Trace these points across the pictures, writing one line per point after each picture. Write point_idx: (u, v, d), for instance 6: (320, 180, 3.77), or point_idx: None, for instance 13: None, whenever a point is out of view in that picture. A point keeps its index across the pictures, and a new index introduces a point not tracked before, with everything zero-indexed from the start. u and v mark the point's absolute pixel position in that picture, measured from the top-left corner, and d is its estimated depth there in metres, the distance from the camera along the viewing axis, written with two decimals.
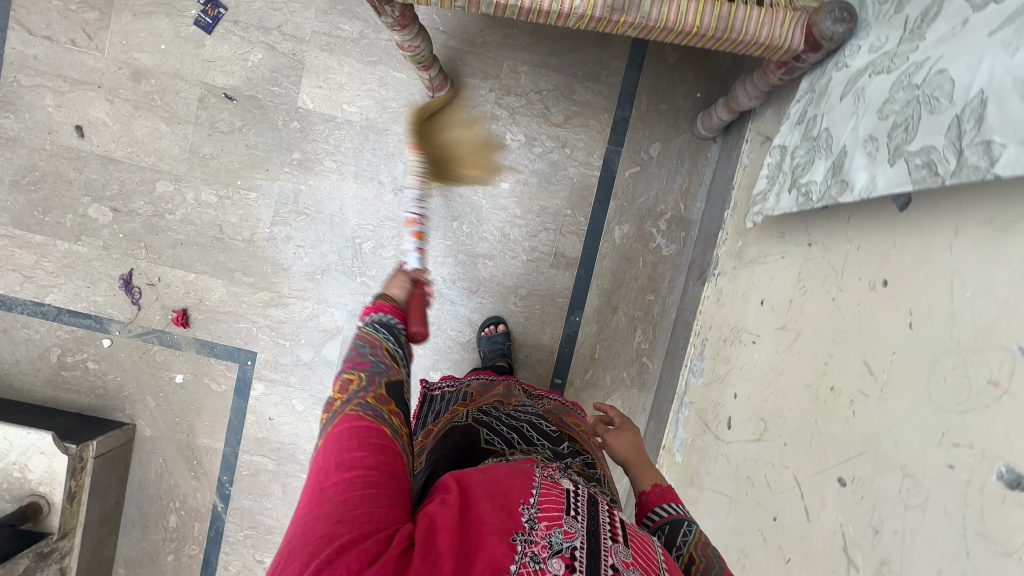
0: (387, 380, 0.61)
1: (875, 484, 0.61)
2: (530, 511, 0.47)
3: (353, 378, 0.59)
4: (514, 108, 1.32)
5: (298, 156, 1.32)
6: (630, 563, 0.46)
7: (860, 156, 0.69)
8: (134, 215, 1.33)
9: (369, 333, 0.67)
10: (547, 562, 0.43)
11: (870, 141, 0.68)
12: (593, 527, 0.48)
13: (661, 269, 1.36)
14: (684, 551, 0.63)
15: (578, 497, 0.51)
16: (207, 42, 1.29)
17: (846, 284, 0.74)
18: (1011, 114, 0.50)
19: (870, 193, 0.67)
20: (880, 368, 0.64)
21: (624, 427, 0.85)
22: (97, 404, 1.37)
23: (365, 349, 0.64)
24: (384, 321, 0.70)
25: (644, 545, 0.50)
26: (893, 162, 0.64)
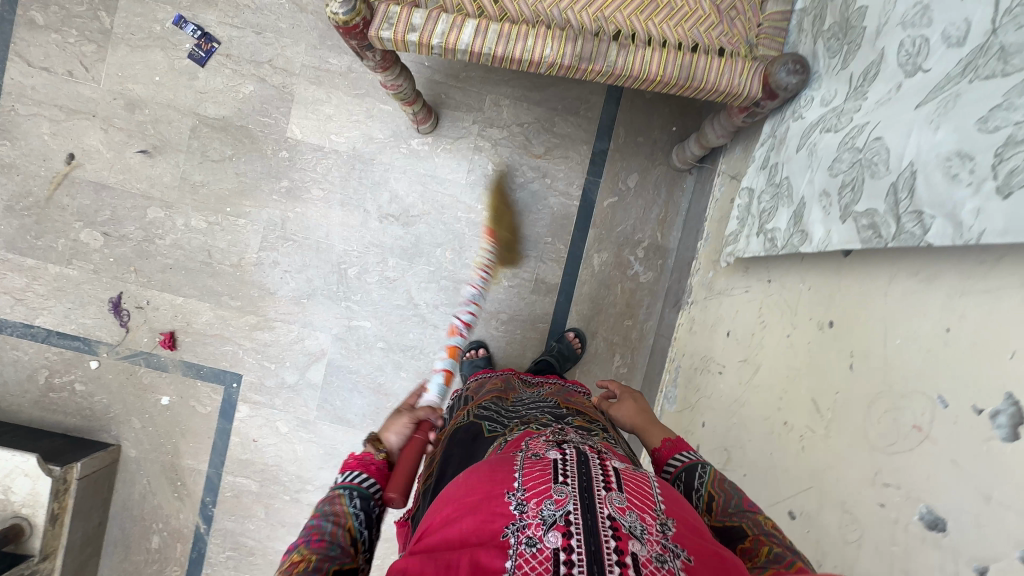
0: (338, 569, 0.54)
1: (819, 519, 0.64)
2: (516, 496, 0.50)
3: (300, 561, 0.53)
4: (496, 140, 1.36)
5: (287, 184, 1.36)
6: (625, 508, 0.50)
7: (816, 210, 0.72)
8: (125, 240, 1.36)
9: (337, 501, 0.60)
10: (544, 538, 0.46)
11: (824, 197, 0.71)
12: (584, 484, 0.51)
13: (639, 295, 1.40)
14: (701, 492, 0.63)
15: (565, 463, 0.54)
16: (200, 74, 1.34)
17: (800, 322, 0.78)
18: (938, 187, 0.53)
19: (825, 246, 0.69)
20: (826, 407, 0.68)
21: (623, 395, 0.88)
22: (84, 425, 1.39)
23: (327, 522, 0.57)
24: (360, 488, 0.62)
25: (638, 484, 0.53)
26: (844, 221, 0.66)
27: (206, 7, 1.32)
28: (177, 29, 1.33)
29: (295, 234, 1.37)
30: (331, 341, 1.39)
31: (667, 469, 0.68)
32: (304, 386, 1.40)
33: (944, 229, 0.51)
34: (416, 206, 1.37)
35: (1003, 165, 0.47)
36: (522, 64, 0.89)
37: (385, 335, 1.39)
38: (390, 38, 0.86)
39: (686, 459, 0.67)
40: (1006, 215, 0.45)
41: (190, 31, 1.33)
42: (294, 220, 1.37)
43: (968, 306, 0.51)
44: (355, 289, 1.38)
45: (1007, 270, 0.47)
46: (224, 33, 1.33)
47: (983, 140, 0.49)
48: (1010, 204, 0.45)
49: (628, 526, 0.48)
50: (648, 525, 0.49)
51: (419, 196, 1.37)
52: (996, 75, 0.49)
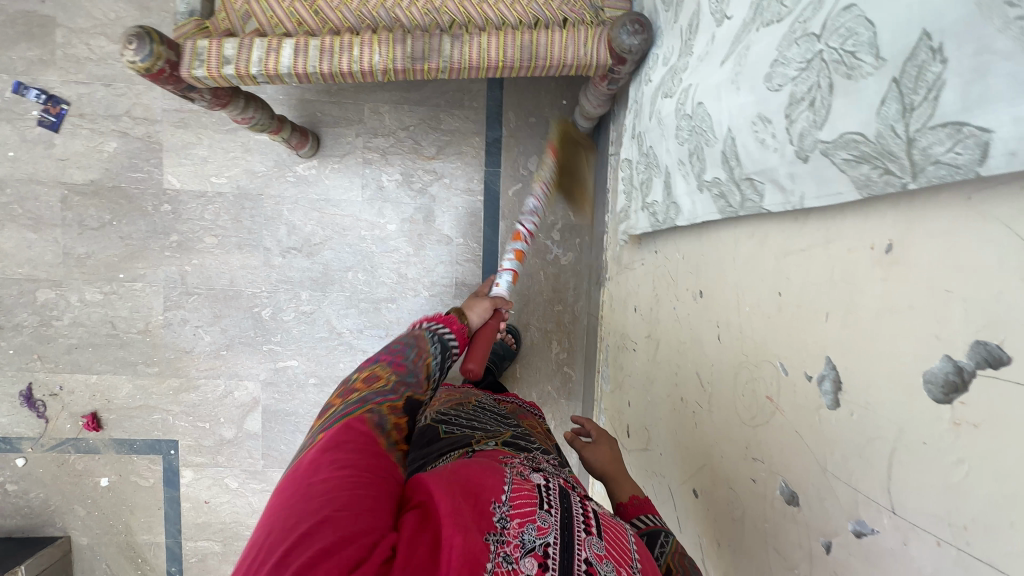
0: (410, 394, 0.56)
1: (713, 497, 0.62)
2: (501, 509, 0.41)
3: (381, 375, 0.56)
4: (384, 149, 1.30)
5: (177, 238, 1.29)
6: (604, 557, 0.41)
7: (679, 179, 0.66)
8: (20, 328, 1.29)
9: (420, 338, 0.63)
10: (519, 562, 0.38)
11: (680, 167, 0.64)
12: (568, 519, 0.42)
13: (564, 278, 1.37)
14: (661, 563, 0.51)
15: (551, 488, 0.46)
16: (56, 140, 1.25)
17: (680, 293, 0.75)
18: (754, 153, 0.48)
19: (692, 219, 0.63)
20: (707, 381, 0.65)
21: (601, 441, 0.72)
22: (26, 523, 1.34)
23: (409, 351, 0.61)
24: (440, 335, 0.66)
25: (618, 534, 0.45)
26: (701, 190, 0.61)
27: (44, 67, 1.23)
28: (18, 96, 1.23)
29: (198, 286, 1.31)
30: (261, 388, 1.35)
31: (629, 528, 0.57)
32: (245, 438, 1.36)
33: (774, 196, 0.47)
34: (317, 233, 1.31)
35: (794, 126, 0.43)
36: (353, 74, 0.83)
37: (314, 370, 1.35)
38: (205, 75, 0.80)
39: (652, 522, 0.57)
40: (813, 178, 0.41)
41: (34, 97, 1.23)
42: (193, 272, 1.30)
43: (792, 267, 0.48)
44: (273, 330, 1.33)
45: (814, 228, 0.44)
46: (70, 92, 1.24)
47: (774, 98, 0.45)
48: (811, 167, 0.41)
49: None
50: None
51: (318, 223, 1.31)
52: (776, 22, 0.45)
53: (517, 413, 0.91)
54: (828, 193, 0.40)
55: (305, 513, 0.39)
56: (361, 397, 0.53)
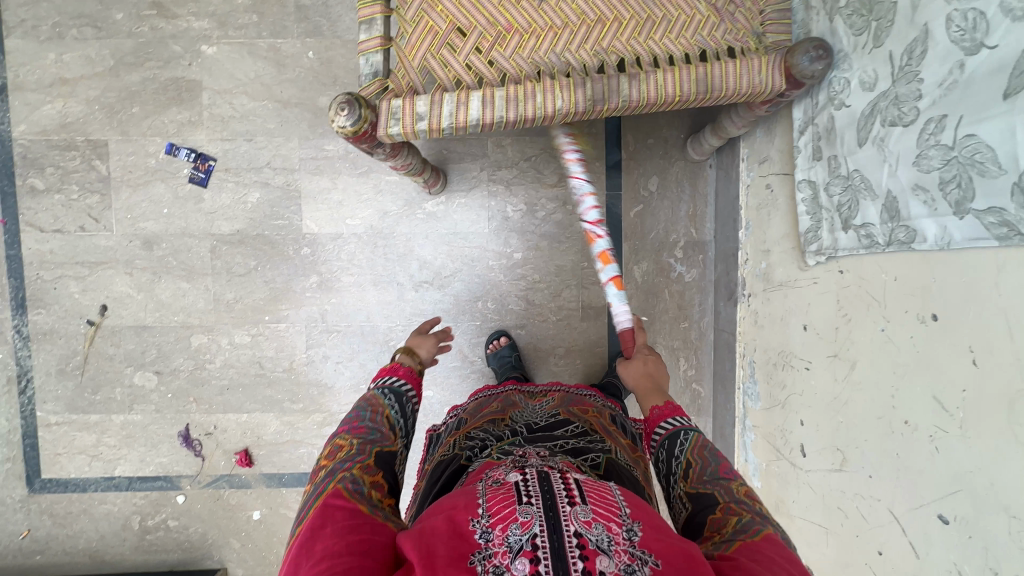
0: (377, 449, 0.77)
1: (981, 525, 0.62)
2: (482, 523, 0.53)
3: (345, 445, 0.76)
4: (508, 181, 1.34)
5: (316, 279, 1.35)
6: (592, 521, 0.52)
7: (917, 205, 0.67)
8: (176, 373, 1.37)
9: (375, 399, 0.86)
10: (511, 566, 0.49)
11: (922, 192, 0.65)
12: (549, 503, 0.53)
13: (689, 295, 1.37)
14: (682, 459, 0.75)
15: (527, 484, 0.57)
16: (205, 194, 1.33)
17: (893, 315, 0.74)
18: None
19: (946, 244, 0.64)
20: (955, 406, 0.64)
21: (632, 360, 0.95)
22: (187, 557, 1.41)
23: (366, 414, 0.82)
24: (393, 388, 0.89)
25: (601, 495, 0.56)
26: (960, 216, 0.61)
27: (192, 128, 1.31)
28: (171, 157, 1.32)
29: (337, 324, 1.36)
30: None
31: (656, 434, 0.82)
32: None
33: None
34: (447, 266, 1.35)
35: None
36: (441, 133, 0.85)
37: (448, 399, 1.38)
38: (400, 132, 0.84)
39: (672, 428, 0.80)
40: None
41: (184, 156, 1.32)
42: (333, 311, 1.36)
43: None
44: None
45: None
46: (217, 149, 1.32)
47: None
48: None
49: (594, 541, 0.50)
50: (614, 535, 0.51)
51: (448, 256, 1.35)
52: None
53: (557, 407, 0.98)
54: None
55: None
56: (331, 470, 0.72)
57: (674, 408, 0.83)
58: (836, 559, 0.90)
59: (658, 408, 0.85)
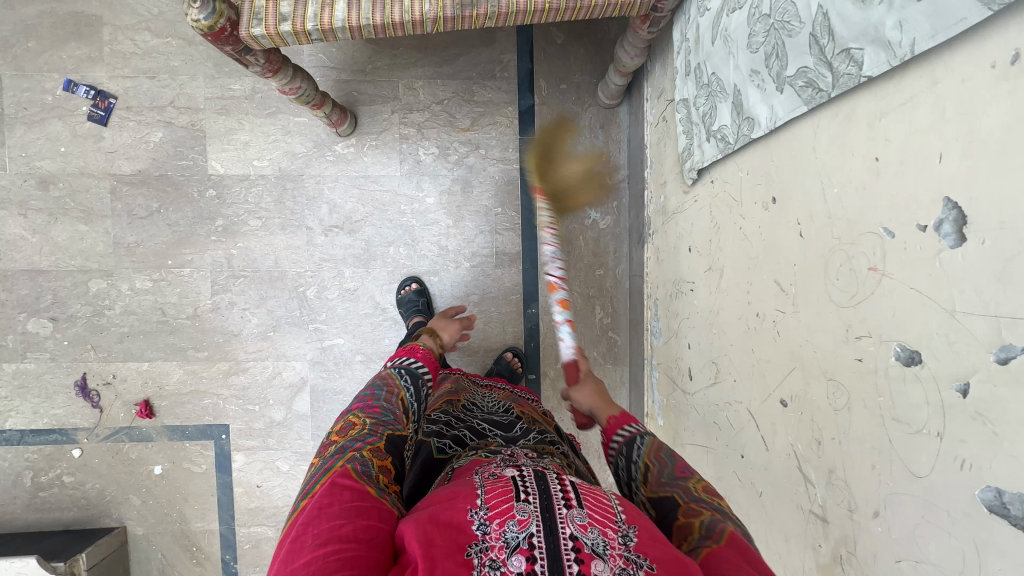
0: (390, 431, 0.69)
1: (808, 398, 0.61)
2: (479, 515, 0.46)
3: (357, 423, 0.68)
4: (420, 124, 1.32)
5: (222, 222, 1.31)
6: (588, 525, 0.46)
7: (753, 91, 0.67)
8: (74, 319, 1.31)
9: (390, 379, 0.81)
10: (507, 563, 0.43)
11: (755, 76, 0.66)
12: (545, 503, 0.48)
13: (603, 242, 1.37)
14: (639, 462, 0.65)
15: (524, 481, 0.51)
16: (105, 133, 1.29)
17: (747, 210, 0.74)
18: (853, 19, 0.49)
19: (774, 124, 0.64)
20: (788, 283, 0.64)
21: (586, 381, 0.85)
22: (83, 515, 1.35)
23: (381, 395, 0.76)
24: (408, 369, 0.84)
25: (598, 497, 0.50)
26: (782, 90, 0.62)
27: (93, 64, 1.27)
28: (69, 94, 1.27)
29: (244, 269, 1.32)
30: (309, 368, 1.35)
31: (614, 441, 0.70)
32: (294, 419, 1.36)
33: (876, 56, 0.47)
34: (357, 210, 1.33)
35: None
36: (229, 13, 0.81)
37: (360, 347, 1.35)
38: (263, 34, 0.82)
39: (628, 434, 0.70)
40: (928, 17, 0.41)
41: (83, 93, 1.27)
42: (239, 256, 1.32)
43: (891, 126, 0.47)
44: (318, 309, 1.34)
45: (915, 75, 0.44)
46: (118, 86, 1.28)
47: None
48: (926, 6, 0.41)
49: (590, 545, 0.44)
50: (611, 540, 0.45)
51: (358, 200, 1.33)
52: None
53: (510, 400, 0.99)
54: (947, 25, 0.40)
55: (307, 542, 0.49)
56: (338, 448, 0.64)
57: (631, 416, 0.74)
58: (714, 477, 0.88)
59: (616, 416, 0.75)
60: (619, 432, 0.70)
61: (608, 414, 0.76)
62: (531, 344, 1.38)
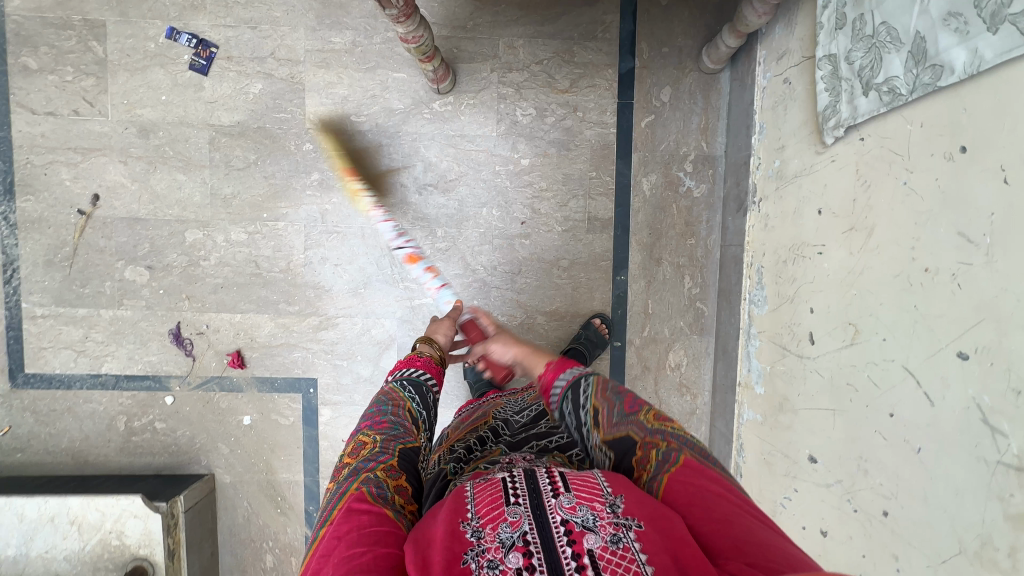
0: (403, 448, 0.71)
1: (1005, 348, 0.60)
2: (471, 525, 0.50)
3: (368, 442, 0.70)
4: (518, 84, 1.30)
5: (318, 176, 1.31)
6: (576, 505, 0.50)
7: (946, 35, 0.65)
8: (169, 269, 1.33)
9: (394, 393, 0.83)
10: (505, 561, 0.46)
11: (954, 19, 0.64)
12: (535, 500, 0.51)
13: (697, 211, 1.35)
14: (588, 406, 0.70)
15: (513, 482, 0.55)
16: (206, 83, 1.28)
17: (917, 164, 0.72)
18: None
19: (974, 68, 0.63)
20: (980, 233, 0.63)
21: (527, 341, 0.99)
22: (173, 461, 1.37)
23: (387, 409, 0.78)
24: (410, 378, 0.87)
25: (586, 480, 0.54)
26: (994, 30, 0.60)
27: (195, 13, 1.27)
28: (172, 42, 1.27)
29: (337, 225, 1.32)
30: (397, 326, 1.36)
31: (557, 386, 0.76)
32: (381, 376, 1.37)
33: None
34: (452, 169, 1.32)
35: None
36: None
37: None
38: None
39: (565, 385, 0.73)
40: None
41: (185, 41, 1.27)
42: (333, 211, 1.32)
43: None
44: (409, 268, 1.34)
45: None
46: (219, 35, 1.27)
47: None
48: None
49: (581, 523, 0.48)
50: (600, 513, 0.50)
51: (453, 159, 1.32)
52: None
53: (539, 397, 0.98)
54: None
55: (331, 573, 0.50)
56: (352, 470, 0.65)
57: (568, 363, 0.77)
58: (843, 439, 0.87)
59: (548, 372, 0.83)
60: (560, 377, 0.76)
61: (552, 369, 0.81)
62: (617, 311, 1.37)
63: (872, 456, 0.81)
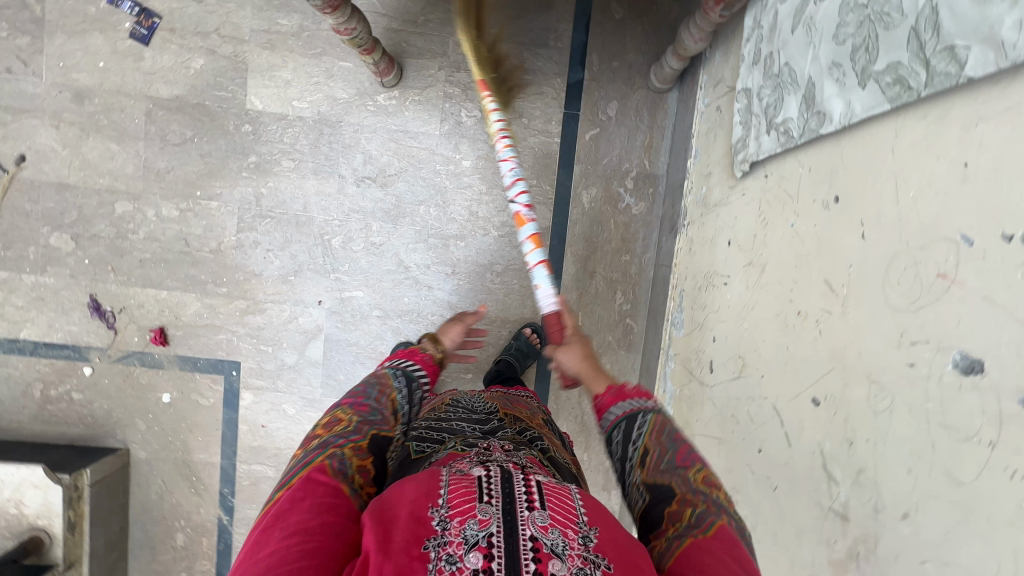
0: (375, 432, 0.65)
1: (846, 398, 0.61)
2: (439, 512, 0.43)
3: (344, 419, 0.65)
4: (465, 85, 1.29)
5: (255, 159, 1.29)
6: (549, 526, 0.43)
7: (829, 84, 0.66)
8: (96, 239, 1.30)
9: (385, 378, 0.74)
10: (464, 559, 0.40)
11: (835, 69, 0.65)
12: (507, 504, 0.44)
13: (634, 228, 1.35)
14: (638, 445, 0.64)
15: (488, 479, 0.47)
16: (146, 53, 1.26)
17: (802, 207, 0.73)
18: (966, 15, 0.47)
19: (849, 120, 0.63)
20: (840, 284, 0.64)
21: (573, 342, 0.80)
22: (88, 433, 1.36)
23: (372, 393, 0.70)
24: (405, 370, 0.77)
25: (562, 497, 0.47)
26: (864, 85, 0.60)
27: None
28: (113, 8, 1.24)
29: (272, 210, 1.31)
30: (325, 316, 1.35)
31: (610, 416, 0.69)
32: (306, 365, 1.36)
33: (985, 56, 0.46)
34: (392, 164, 1.31)
35: None
36: None
37: (378, 302, 1.35)
38: None
39: (628, 409, 0.68)
40: None
41: (128, 9, 1.24)
42: (268, 195, 1.31)
43: (990, 130, 0.47)
44: (341, 260, 1.33)
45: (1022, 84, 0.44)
46: (163, 6, 1.25)
47: None
48: None
49: (550, 545, 0.42)
50: (570, 540, 0.43)
51: (394, 153, 1.31)
52: None
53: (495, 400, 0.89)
54: None
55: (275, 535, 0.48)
56: (320, 442, 0.61)
57: (630, 389, 0.71)
58: (723, 468, 0.89)
59: (609, 390, 0.72)
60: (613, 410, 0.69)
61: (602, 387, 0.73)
62: None
63: (741, 488, 0.82)
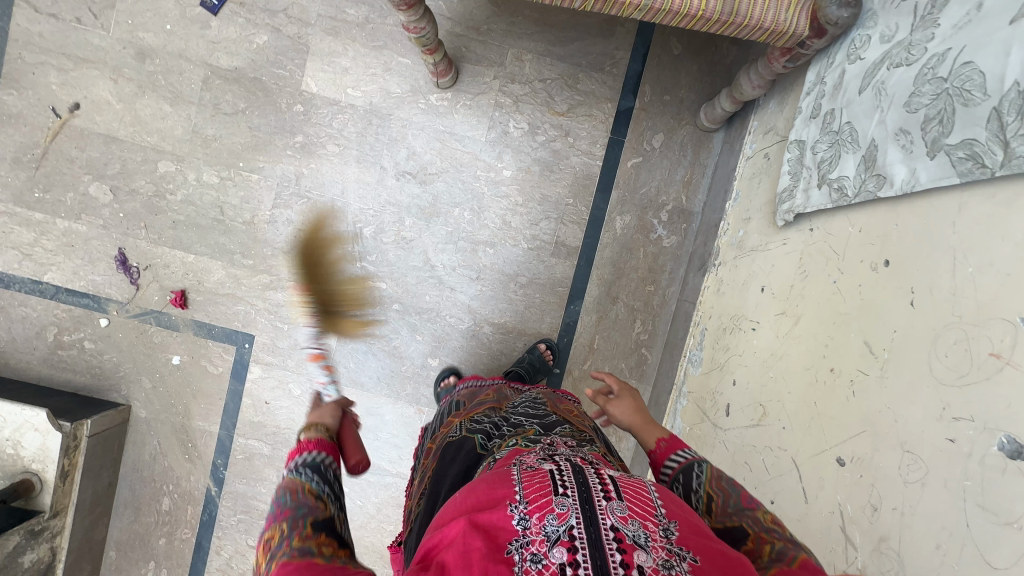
0: (314, 519, 0.49)
1: (874, 462, 0.61)
2: (518, 509, 0.45)
3: (269, 538, 0.48)
4: (517, 97, 1.31)
5: (301, 139, 1.31)
6: (628, 517, 0.45)
7: (893, 149, 0.67)
8: (134, 194, 1.32)
9: (287, 482, 0.54)
10: (549, 555, 0.42)
11: (902, 135, 0.66)
12: (584, 495, 0.46)
13: (662, 260, 1.35)
14: (701, 493, 0.58)
15: (561, 474, 0.49)
16: (213, 23, 1.29)
17: (848, 266, 0.74)
18: None
19: (909, 186, 0.64)
20: (880, 348, 0.64)
21: (623, 395, 0.80)
22: (93, 384, 1.36)
23: (285, 498, 0.52)
24: (309, 462, 0.57)
25: (637, 490, 0.48)
26: (932, 156, 0.61)
27: None
28: None
29: (309, 191, 1.32)
30: None
31: (665, 470, 0.63)
32: None
33: None
34: (434, 163, 1.32)
35: None
36: None
37: (400, 297, 1.36)
38: None
39: (681, 459, 0.62)
40: None
41: None
42: (308, 176, 1.32)
43: None
44: (370, 250, 1.34)
45: None
46: None
47: None
48: None
49: (632, 536, 0.43)
50: (652, 532, 0.44)
51: (437, 153, 1.32)
52: None
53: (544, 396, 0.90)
54: None
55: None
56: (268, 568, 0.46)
57: (682, 441, 0.66)
58: None
59: (663, 439, 0.67)
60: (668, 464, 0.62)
61: (656, 437, 0.68)
62: (564, 339, 1.38)
63: None
